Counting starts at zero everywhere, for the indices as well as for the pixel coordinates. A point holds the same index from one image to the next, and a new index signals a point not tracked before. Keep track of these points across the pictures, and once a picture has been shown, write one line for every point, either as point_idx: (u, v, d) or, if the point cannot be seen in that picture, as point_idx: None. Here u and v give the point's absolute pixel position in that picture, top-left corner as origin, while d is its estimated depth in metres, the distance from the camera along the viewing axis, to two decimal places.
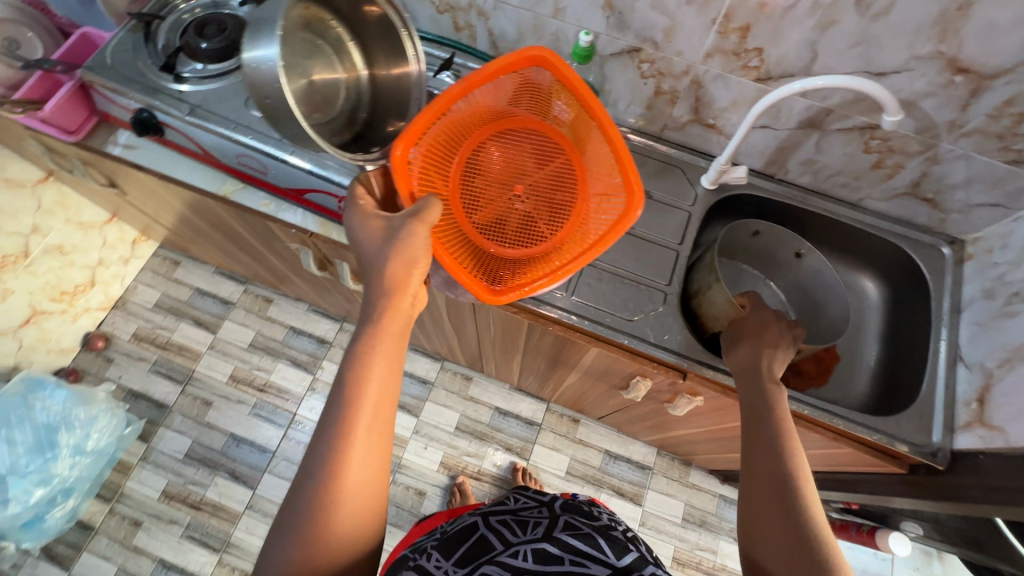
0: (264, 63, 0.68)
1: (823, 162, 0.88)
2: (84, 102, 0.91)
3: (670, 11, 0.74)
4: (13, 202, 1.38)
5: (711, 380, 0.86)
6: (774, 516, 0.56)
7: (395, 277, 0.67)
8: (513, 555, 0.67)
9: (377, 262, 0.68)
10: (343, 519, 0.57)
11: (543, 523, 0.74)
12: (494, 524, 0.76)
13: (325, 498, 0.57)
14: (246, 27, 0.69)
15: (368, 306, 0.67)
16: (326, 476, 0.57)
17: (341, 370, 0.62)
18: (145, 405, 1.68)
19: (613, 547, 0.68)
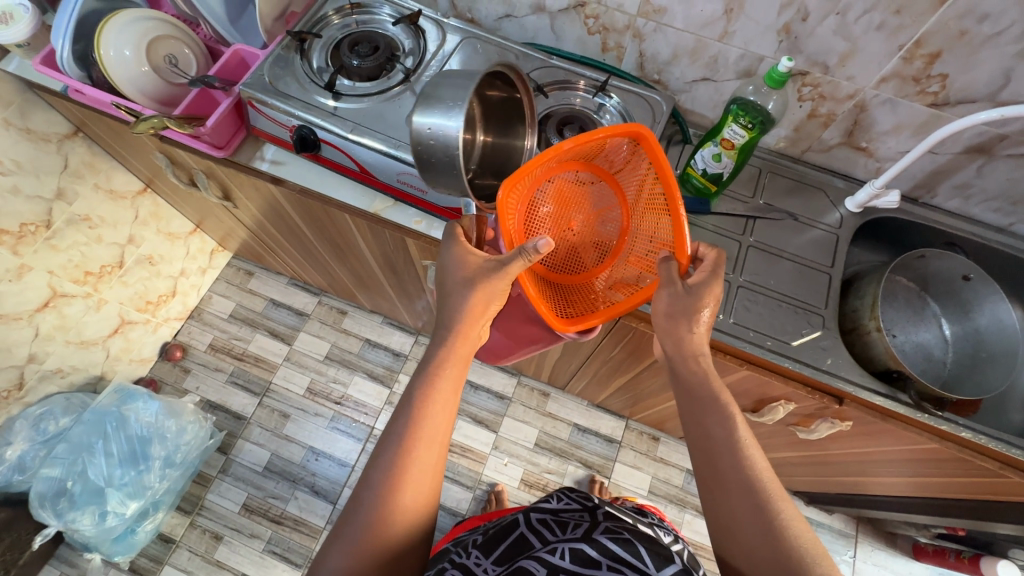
0: (438, 128, 0.68)
1: (980, 187, 0.87)
2: (237, 117, 0.92)
3: (854, 37, 0.75)
4: (115, 212, 1.39)
5: (871, 407, 0.83)
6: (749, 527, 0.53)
7: (473, 308, 0.67)
8: (550, 552, 0.67)
9: (452, 295, 0.69)
10: (389, 538, 0.55)
11: (583, 525, 0.73)
12: (537, 525, 0.77)
13: (378, 517, 0.55)
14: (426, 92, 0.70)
15: (437, 332, 0.68)
16: (382, 494, 0.56)
17: (411, 385, 0.63)
18: (224, 417, 1.67)
19: (653, 558, 0.64)
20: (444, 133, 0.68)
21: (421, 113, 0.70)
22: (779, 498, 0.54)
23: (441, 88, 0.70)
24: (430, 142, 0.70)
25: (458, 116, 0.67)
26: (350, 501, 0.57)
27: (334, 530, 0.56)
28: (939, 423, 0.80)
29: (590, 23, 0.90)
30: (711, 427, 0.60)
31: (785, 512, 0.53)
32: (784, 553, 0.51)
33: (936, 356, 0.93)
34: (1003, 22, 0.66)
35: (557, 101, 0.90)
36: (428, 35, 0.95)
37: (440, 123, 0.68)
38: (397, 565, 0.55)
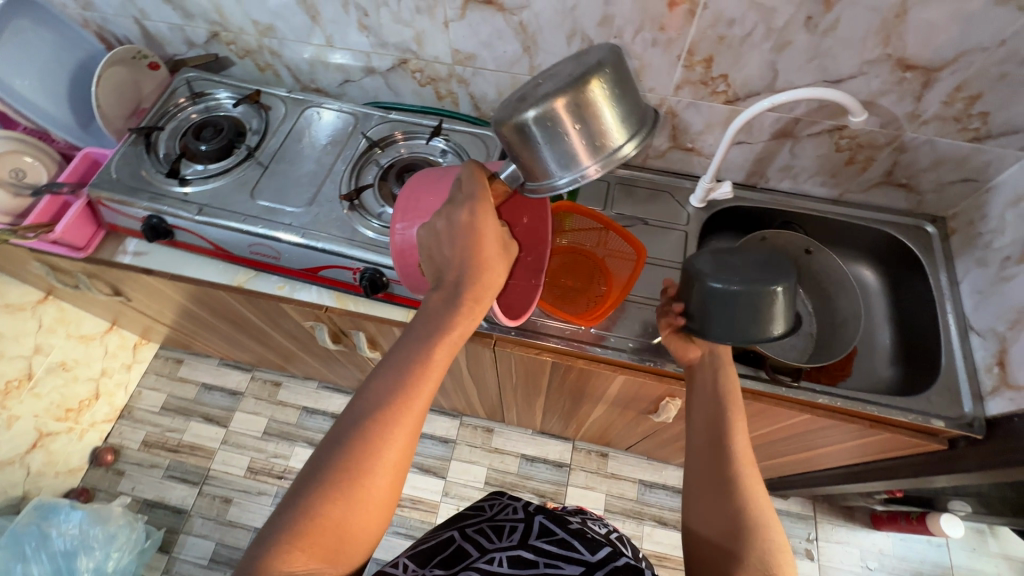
0: (560, 155, 0.52)
1: (799, 166, 0.94)
2: (91, 218, 0.94)
3: (638, 54, 0.81)
4: (14, 325, 1.39)
5: (741, 389, 0.85)
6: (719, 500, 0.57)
7: (471, 273, 0.60)
8: (488, 562, 0.63)
9: (453, 263, 0.61)
10: (343, 510, 0.50)
11: (519, 528, 0.71)
12: (473, 531, 0.73)
13: (335, 487, 0.51)
14: (591, 93, 0.50)
15: (443, 289, 0.62)
16: (347, 461, 0.52)
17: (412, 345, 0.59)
18: (163, 514, 1.60)
19: (587, 545, 0.66)
20: (556, 167, 0.53)
21: (568, 111, 0.50)
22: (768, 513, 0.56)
23: (606, 124, 0.52)
24: (535, 146, 0.52)
25: (581, 184, 0.53)
26: (315, 459, 0.53)
27: (292, 489, 0.52)
28: (797, 393, 0.84)
29: (418, 76, 0.96)
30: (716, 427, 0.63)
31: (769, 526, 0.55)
32: (741, 524, 0.55)
33: (802, 328, 0.97)
34: (748, 24, 0.73)
35: (395, 154, 0.95)
36: (271, 110, 1.00)
37: (567, 156, 0.52)
38: (340, 549, 0.50)
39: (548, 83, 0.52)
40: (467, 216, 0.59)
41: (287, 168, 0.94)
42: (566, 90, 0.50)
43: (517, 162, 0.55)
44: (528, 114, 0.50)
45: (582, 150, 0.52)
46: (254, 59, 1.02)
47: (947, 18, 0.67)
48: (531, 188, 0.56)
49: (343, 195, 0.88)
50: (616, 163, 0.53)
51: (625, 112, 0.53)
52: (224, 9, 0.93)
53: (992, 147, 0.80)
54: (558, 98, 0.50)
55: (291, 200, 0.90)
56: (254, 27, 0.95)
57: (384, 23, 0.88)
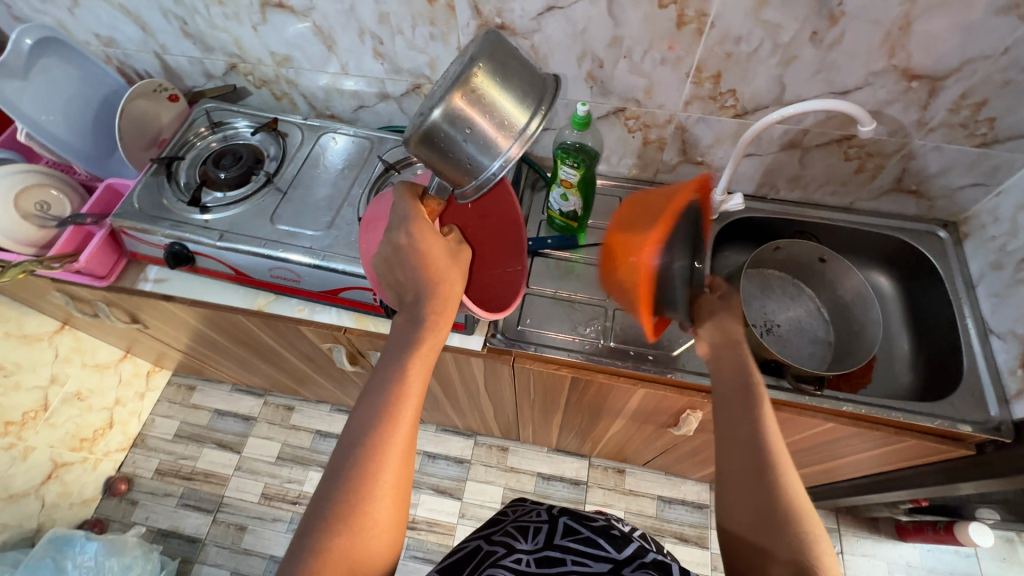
0: (471, 150, 0.53)
1: (809, 176, 0.95)
2: (113, 247, 0.95)
3: (647, 72, 0.83)
4: (31, 355, 1.40)
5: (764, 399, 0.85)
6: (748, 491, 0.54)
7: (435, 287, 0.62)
8: (515, 560, 0.63)
9: (410, 285, 0.64)
10: (356, 536, 0.50)
11: (543, 529, 0.70)
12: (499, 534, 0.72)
13: (340, 517, 0.51)
14: (479, 84, 0.51)
15: (410, 308, 0.63)
16: (351, 487, 0.52)
17: (386, 367, 0.60)
18: (178, 543, 1.59)
19: (612, 541, 0.67)
20: (481, 157, 0.54)
21: (469, 104, 0.51)
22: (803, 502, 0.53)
23: (504, 110, 0.52)
24: (452, 146, 0.53)
25: (506, 167, 0.53)
26: (318, 495, 0.53)
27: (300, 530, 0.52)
28: (821, 402, 0.83)
29: (431, 100, 0.99)
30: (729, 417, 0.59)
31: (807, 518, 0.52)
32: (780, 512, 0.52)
33: (820, 336, 0.97)
34: (755, 40, 0.75)
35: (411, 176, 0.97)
36: (288, 137, 1.03)
37: (481, 149, 0.53)
38: None
39: (440, 84, 0.53)
40: (405, 238, 0.62)
41: (306, 193, 0.95)
42: (462, 83, 0.51)
43: (441, 175, 0.57)
44: (433, 116, 0.51)
45: (497, 135, 0.53)
46: (270, 88, 1.05)
47: (950, 29, 0.69)
48: (463, 185, 0.56)
49: (362, 217, 0.89)
50: (531, 144, 0.53)
51: (521, 91, 0.54)
52: (242, 42, 0.96)
53: (1001, 152, 0.81)
54: (455, 94, 0.51)
55: (311, 224, 0.91)
56: (272, 58, 0.98)
57: (399, 50, 0.90)
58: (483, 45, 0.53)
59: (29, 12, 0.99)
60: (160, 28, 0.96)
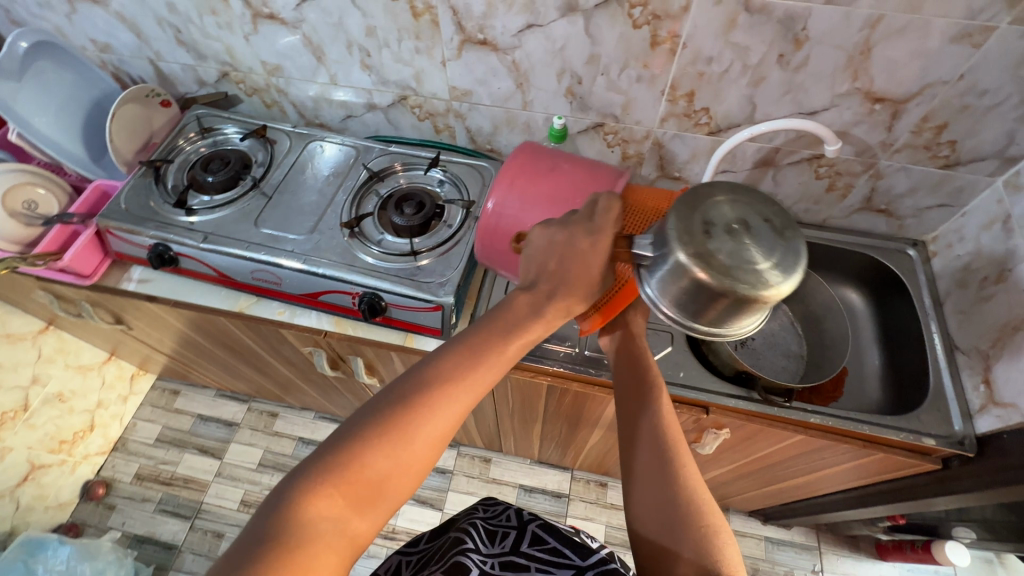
0: (660, 278, 0.50)
1: (783, 194, 0.98)
2: (97, 247, 0.96)
3: (624, 90, 0.86)
4: (14, 355, 1.40)
5: (734, 410, 0.86)
6: (657, 487, 0.57)
7: (578, 280, 0.54)
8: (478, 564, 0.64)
9: (554, 272, 0.55)
10: (379, 479, 0.46)
11: (511, 533, 0.70)
12: (464, 525, 0.72)
13: (386, 442, 0.47)
14: (741, 288, 0.46)
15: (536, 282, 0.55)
16: (406, 416, 0.48)
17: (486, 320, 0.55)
18: (153, 549, 1.57)
19: (578, 549, 0.66)
20: (656, 283, 0.51)
21: (702, 284, 0.47)
22: (710, 509, 0.55)
23: (713, 313, 0.50)
24: (658, 262, 0.50)
25: (649, 308, 0.52)
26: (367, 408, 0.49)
27: (331, 438, 0.48)
28: (791, 413, 0.84)
29: (417, 111, 1.02)
30: (643, 420, 0.62)
31: (710, 526, 0.53)
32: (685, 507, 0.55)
33: (794, 350, 0.98)
34: (725, 61, 0.79)
35: (394, 184, 0.99)
36: (276, 144, 1.05)
37: (672, 288, 0.50)
38: (376, 509, 0.46)
39: (728, 249, 0.47)
40: (589, 242, 0.53)
41: (290, 198, 0.97)
42: (727, 276, 0.46)
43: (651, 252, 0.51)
44: (679, 252, 0.47)
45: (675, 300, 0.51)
46: (261, 96, 1.08)
47: (908, 54, 0.72)
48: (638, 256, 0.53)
49: (344, 223, 0.91)
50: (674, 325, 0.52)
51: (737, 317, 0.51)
52: (235, 52, 0.99)
53: (963, 173, 0.84)
54: (703, 274, 0.46)
55: (294, 228, 0.93)
56: (263, 67, 1.01)
57: (385, 63, 0.93)
58: (798, 274, 0.47)
59: (28, 17, 1.02)
60: (155, 35, 0.99)
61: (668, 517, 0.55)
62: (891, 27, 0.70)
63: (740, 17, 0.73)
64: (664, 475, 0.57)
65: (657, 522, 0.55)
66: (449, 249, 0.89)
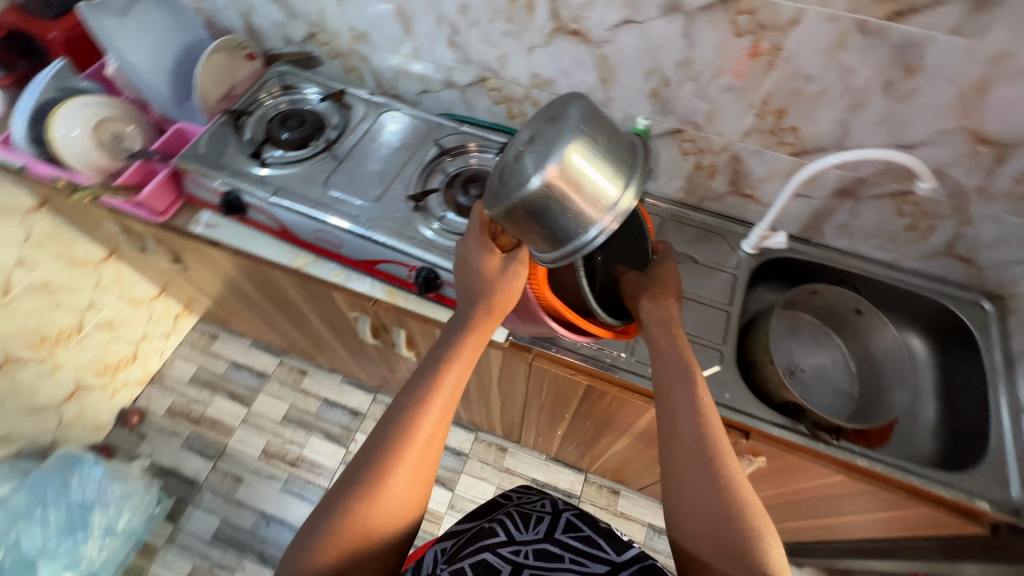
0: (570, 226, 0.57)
1: (857, 226, 0.94)
2: (174, 186, 1.00)
3: (711, 98, 0.84)
4: (76, 279, 1.45)
5: (776, 440, 0.84)
6: (700, 492, 0.56)
7: (490, 305, 0.67)
8: (514, 552, 0.64)
9: (466, 295, 0.69)
10: (363, 523, 0.55)
11: (546, 519, 0.70)
12: (500, 514, 0.73)
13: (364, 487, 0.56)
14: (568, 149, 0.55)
15: (455, 318, 0.69)
16: (376, 462, 0.58)
17: (428, 355, 0.67)
18: (176, 482, 1.63)
19: (613, 542, 0.66)
20: (572, 228, 0.57)
21: (558, 189, 0.54)
22: (755, 513, 0.54)
23: (599, 181, 0.56)
24: (540, 215, 0.56)
25: (605, 235, 0.56)
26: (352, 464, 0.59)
27: (326, 497, 0.57)
28: (835, 452, 0.82)
29: (494, 94, 1.01)
30: (682, 422, 0.62)
31: (757, 530, 0.53)
32: (729, 515, 0.54)
33: (844, 389, 0.95)
34: (825, 82, 0.76)
35: (463, 163, 0.99)
36: (351, 109, 1.06)
37: (579, 214, 0.56)
38: (371, 545, 0.55)
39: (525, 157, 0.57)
40: (462, 249, 0.69)
41: (360, 164, 0.98)
42: (547, 158, 0.55)
43: (538, 235, 0.59)
44: (530, 191, 0.55)
45: (592, 211, 0.56)
46: (343, 61, 1.09)
47: None
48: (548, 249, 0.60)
49: (410, 195, 0.92)
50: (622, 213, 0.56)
51: (613, 160, 0.57)
52: (326, 14, 1.00)
53: None
54: (551, 168, 0.54)
55: (360, 194, 0.94)
56: (350, 32, 1.02)
57: (472, 42, 0.93)
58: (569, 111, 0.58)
59: None
60: None
61: (711, 523, 0.54)
62: (1015, 66, 0.65)
63: (852, 37, 0.70)
64: (705, 480, 0.57)
65: (700, 529, 0.55)
66: None
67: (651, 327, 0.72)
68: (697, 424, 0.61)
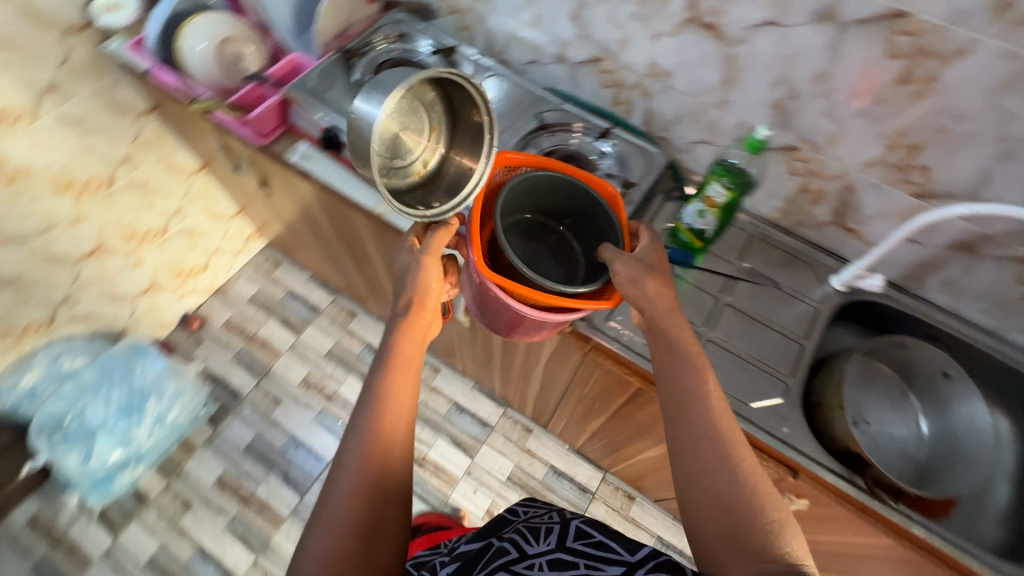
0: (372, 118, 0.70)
1: (967, 285, 0.87)
2: (280, 114, 1.03)
3: (840, 120, 0.79)
4: (171, 184, 1.53)
5: (826, 487, 0.81)
6: (718, 484, 0.58)
7: (408, 310, 0.73)
8: (528, 566, 0.64)
9: (399, 306, 0.74)
10: (341, 550, 0.57)
11: (556, 530, 0.71)
12: (508, 532, 0.73)
13: (336, 515, 0.58)
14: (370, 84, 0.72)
15: (391, 325, 0.73)
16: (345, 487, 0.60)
17: (377, 359, 0.70)
18: (222, 390, 1.74)
19: (625, 544, 0.66)
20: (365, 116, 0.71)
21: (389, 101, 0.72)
22: (773, 505, 0.56)
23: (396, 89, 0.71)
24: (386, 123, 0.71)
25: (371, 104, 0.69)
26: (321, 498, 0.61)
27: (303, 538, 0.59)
28: (892, 514, 0.78)
29: (604, 77, 0.98)
30: (694, 416, 0.63)
31: (778, 522, 0.55)
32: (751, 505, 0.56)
33: (910, 452, 0.89)
34: (978, 124, 0.69)
35: (560, 142, 0.97)
36: (459, 68, 1.06)
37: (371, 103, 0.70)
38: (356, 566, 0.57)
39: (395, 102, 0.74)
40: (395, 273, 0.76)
41: None
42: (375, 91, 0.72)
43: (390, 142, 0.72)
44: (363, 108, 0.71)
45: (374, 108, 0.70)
46: (459, 18, 1.09)
47: None
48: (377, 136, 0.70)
49: None
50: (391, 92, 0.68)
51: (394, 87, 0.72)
52: None
53: None
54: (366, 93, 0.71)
55: None
56: None
57: (597, 19, 0.90)
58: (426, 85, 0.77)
59: None
60: None
61: (731, 514, 0.56)
62: None
63: None
64: (723, 472, 0.58)
65: (720, 520, 0.56)
66: None
67: (656, 312, 0.71)
68: (709, 421, 0.62)
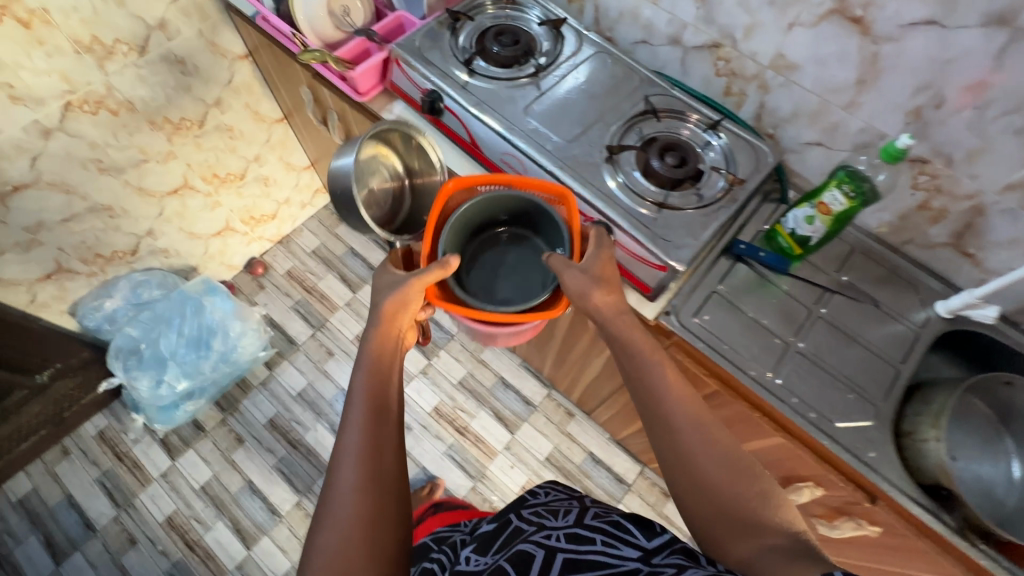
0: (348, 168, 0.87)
1: None
2: (381, 72, 1.03)
3: (987, 135, 0.73)
4: (255, 131, 1.56)
5: (909, 518, 0.79)
6: (712, 472, 0.59)
7: (386, 314, 0.73)
8: (545, 536, 0.62)
9: (378, 310, 0.74)
10: (349, 546, 0.57)
11: (575, 510, 0.68)
12: (524, 512, 0.72)
13: (341, 517, 0.58)
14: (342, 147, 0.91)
15: (369, 327, 0.73)
16: (346, 487, 0.60)
17: (361, 356, 0.71)
18: (279, 337, 1.80)
19: (645, 528, 0.62)
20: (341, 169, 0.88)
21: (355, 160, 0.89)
22: (761, 484, 0.59)
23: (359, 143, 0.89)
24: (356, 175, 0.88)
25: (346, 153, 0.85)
26: (323, 504, 0.60)
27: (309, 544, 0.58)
28: (982, 558, 0.74)
29: (720, 65, 0.94)
30: (676, 414, 0.64)
31: (770, 500, 0.58)
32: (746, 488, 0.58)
33: (998, 495, 0.85)
34: None
35: (666, 129, 0.94)
36: (566, 42, 1.03)
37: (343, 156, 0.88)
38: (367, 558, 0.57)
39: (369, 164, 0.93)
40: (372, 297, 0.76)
41: (562, 99, 0.96)
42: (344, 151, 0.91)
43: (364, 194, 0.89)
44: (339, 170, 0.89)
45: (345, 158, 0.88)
46: None
47: None
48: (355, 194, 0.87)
49: (608, 146, 0.89)
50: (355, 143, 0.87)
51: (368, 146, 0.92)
52: None
53: None
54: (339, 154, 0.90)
55: (558, 131, 0.92)
56: None
57: (726, 3, 0.86)
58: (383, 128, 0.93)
59: None
60: None
61: (730, 500, 0.58)
62: None
63: None
64: (717, 460, 0.60)
65: (720, 508, 0.58)
66: (694, 218, 0.85)
67: (606, 319, 0.72)
68: (694, 417, 0.63)
